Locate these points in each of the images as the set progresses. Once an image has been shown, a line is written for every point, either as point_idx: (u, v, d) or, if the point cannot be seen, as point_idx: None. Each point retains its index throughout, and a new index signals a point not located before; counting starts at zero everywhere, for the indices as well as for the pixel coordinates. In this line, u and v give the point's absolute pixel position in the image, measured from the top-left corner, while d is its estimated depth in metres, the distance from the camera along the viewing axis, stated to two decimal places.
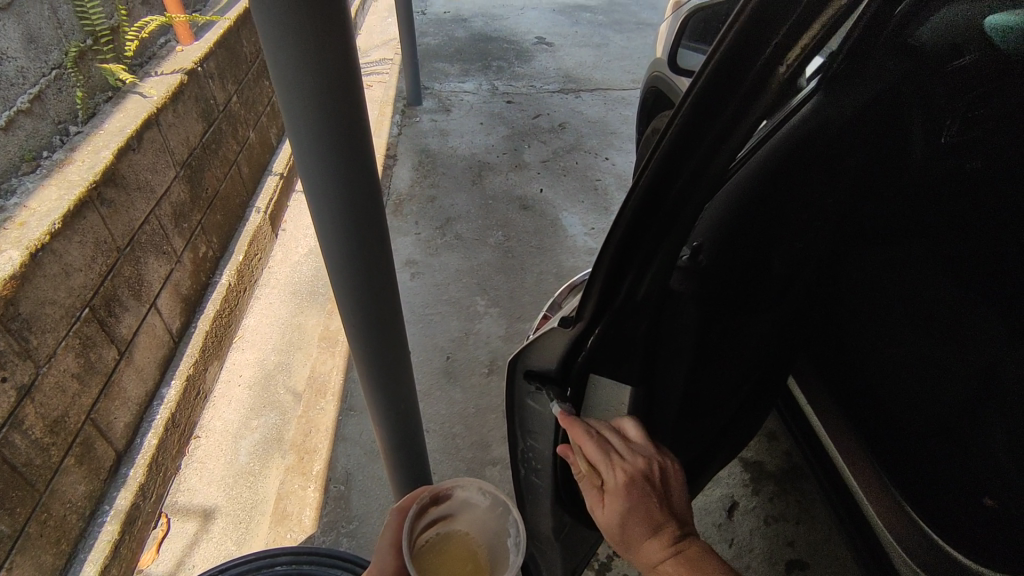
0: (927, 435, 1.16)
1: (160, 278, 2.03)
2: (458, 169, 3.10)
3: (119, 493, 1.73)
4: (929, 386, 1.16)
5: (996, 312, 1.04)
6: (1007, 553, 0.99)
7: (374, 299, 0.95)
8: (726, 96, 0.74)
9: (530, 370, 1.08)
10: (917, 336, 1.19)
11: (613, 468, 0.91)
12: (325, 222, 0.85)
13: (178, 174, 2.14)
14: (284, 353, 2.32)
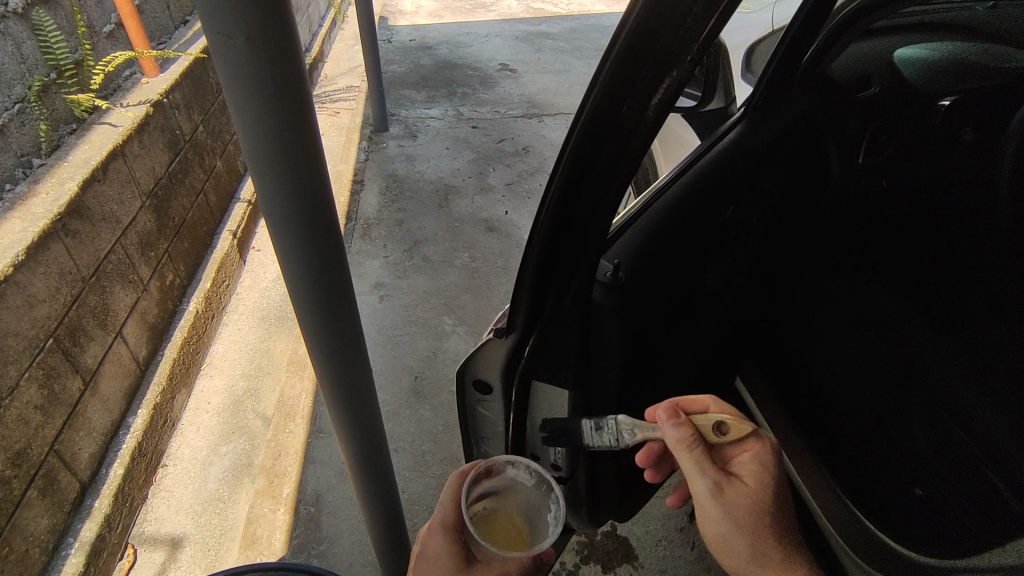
0: (859, 432, 1.23)
1: (126, 307, 2.04)
2: (425, 192, 3.17)
3: (83, 525, 1.71)
4: (858, 383, 1.29)
5: (914, 305, 1.31)
6: (923, 532, 1.02)
7: (335, 321, 0.99)
8: (619, 109, 0.78)
9: (476, 380, 1.11)
10: (849, 339, 1.35)
11: (747, 448, 0.89)
12: (284, 246, 0.87)
13: (143, 204, 2.16)
14: (253, 378, 2.33)
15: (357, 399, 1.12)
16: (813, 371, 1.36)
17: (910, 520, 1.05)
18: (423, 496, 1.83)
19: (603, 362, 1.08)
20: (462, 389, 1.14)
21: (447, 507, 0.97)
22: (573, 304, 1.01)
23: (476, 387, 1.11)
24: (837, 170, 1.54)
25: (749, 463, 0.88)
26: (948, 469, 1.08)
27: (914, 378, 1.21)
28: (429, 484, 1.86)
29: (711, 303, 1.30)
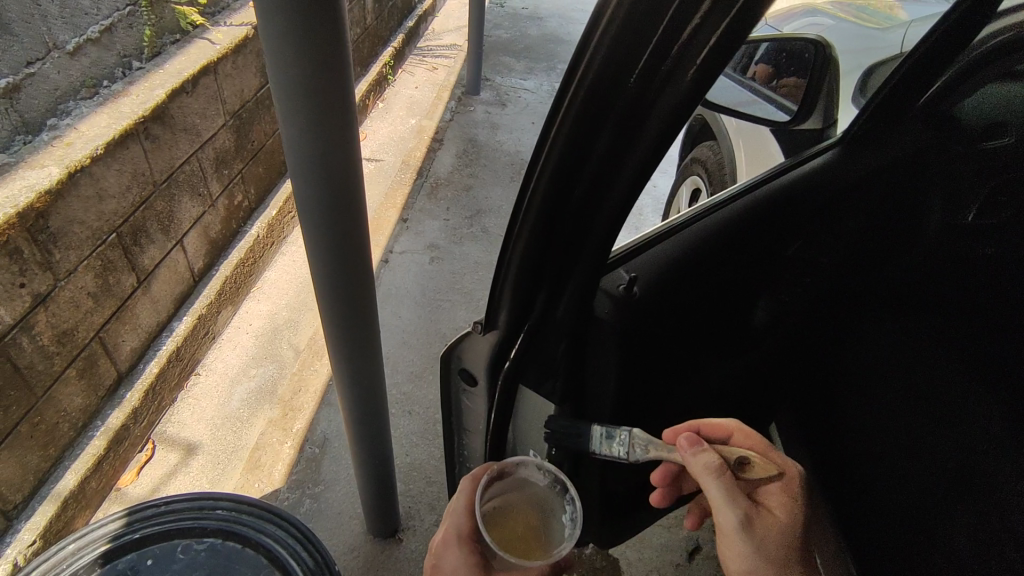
0: (903, 522, 1.00)
1: (191, 218, 2.12)
2: (500, 163, 3.11)
3: (112, 412, 1.82)
4: (900, 464, 1.06)
5: (982, 388, 1.04)
6: None
7: (347, 274, 0.95)
8: (613, 99, 0.69)
9: (462, 369, 0.99)
10: (900, 407, 1.11)
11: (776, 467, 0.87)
12: (302, 185, 0.84)
13: (226, 123, 2.22)
14: (295, 311, 2.39)
15: (362, 358, 1.09)
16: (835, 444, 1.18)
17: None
18: (425, 464, 1.82)
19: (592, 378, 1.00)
20: (447, 377, 1.03)
21: (461, 517, 0.92)
22: (568, 307, 0.93)
23: (463, 377, 1.00)
24: (935, 224, 1.30)
25: (774, 492, 0.87)
26: None
27: (965, 476, 0.97)
28: (434, 454, 1.84)
29: (734, 335, 1.21)
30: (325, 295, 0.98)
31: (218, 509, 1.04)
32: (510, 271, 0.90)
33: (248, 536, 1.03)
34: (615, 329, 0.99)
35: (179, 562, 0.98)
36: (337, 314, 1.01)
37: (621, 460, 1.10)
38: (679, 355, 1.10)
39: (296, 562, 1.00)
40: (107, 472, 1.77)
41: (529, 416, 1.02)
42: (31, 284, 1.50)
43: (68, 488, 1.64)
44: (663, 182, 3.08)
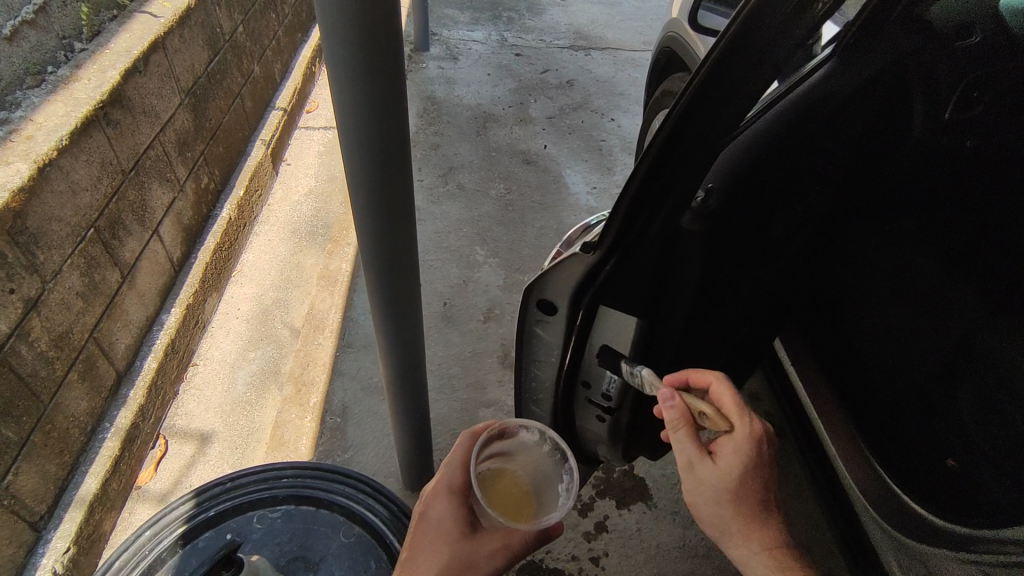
0: (907, 402, 1.31)
1: (163, 206, 2.04)
2: (463, 118, 3.07)
3: (119, 412, 1.77)
4: (905, 353, 1.32)
5: (973, 284, 1.19)
6: (946, 501, 1.18)
7: (388, 217, 0.99)
8: (756, 36, 0.84)
9: (543, 301, 1.10)
10: (902, 309, 1.33)
11: (743, 418, 0.99)
12: (347, 123, 0.87)
13: (182, 101, 2.12)
14: (282, 289, 2.34)
15: (403, 308, 1.14)
16: (858, 336, 1.44)
17: (937, 495, 1.20)
18: (447, 418, 1.86)
19: (676, 296, 1.09)
20: (526, 308, 1.14)
21: (455, 469, 1.00)
22: (660, 232, 1.01)
23: (540, 307, 1.12)
24: (919, 124, 1.29)
25: (727, 443, 0.97)
26: (997, 452, 1.11)
27: (965, 352, 1.19)
28: (453, 407, 1.89)
29: (753, 256, 1.21)
30: (366, 236, 1.02)
31: (283, 477, 1.16)
32: (618, 211, 1.00)
33: (320, 497, 1.16)
34: (700, 239, 1.06)
35: (258, 528, 1.12)
36: (381, 259, 1.05)
37: (672, 377, 1.24)
38: (728, 272, 1.18)
39: (370, 512, 1.13)
40: (126, 472, 1.75)
41: (608, 337, 1.12)
42: (21, 289, 1.43)
43: (93, 491, 1.61)
44: (627, 121, 3.11)
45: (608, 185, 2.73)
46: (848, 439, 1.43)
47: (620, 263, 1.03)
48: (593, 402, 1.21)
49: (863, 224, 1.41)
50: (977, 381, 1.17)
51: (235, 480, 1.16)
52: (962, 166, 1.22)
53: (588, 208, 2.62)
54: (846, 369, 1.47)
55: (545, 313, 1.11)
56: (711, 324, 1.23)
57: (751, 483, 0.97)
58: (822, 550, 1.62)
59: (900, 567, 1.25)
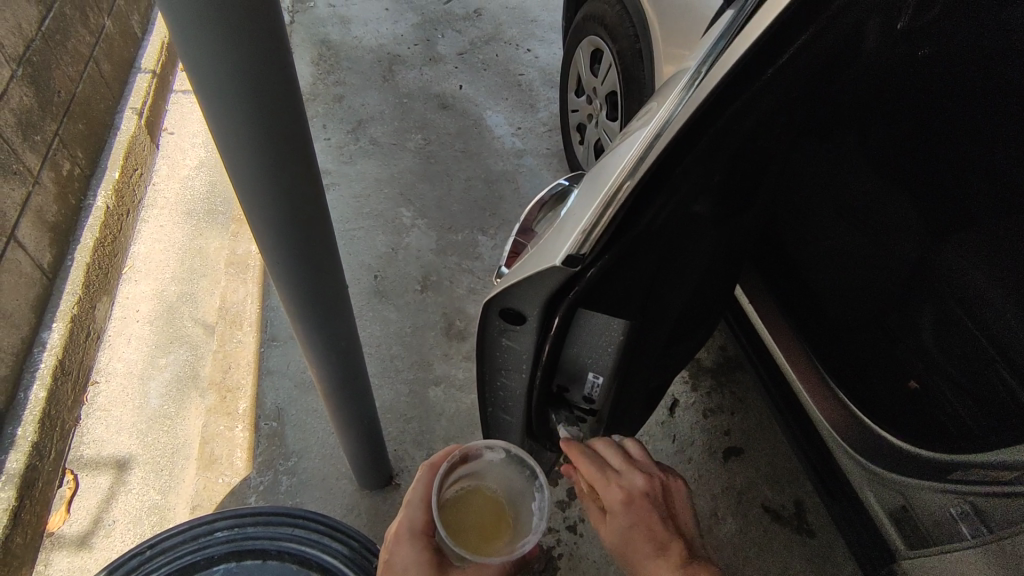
0: (857, 326, 1.30)
1: (15, 205, 1.71)
2: (365, 63, 2.75)
3: (9, 455, 1.53)
4: (856, 284, 1.29)
5: (913, 208, 1.19)
6: (903, 422, 1.17)
7: (294, 202, 0.81)
8: (778, 48, 0.83)
9: (506, 312, 0.97)
10: (853, 238, 1.28)
11: (609, 484, 0.94)
12: (218, 99, 0.67)
13: (13, 73, 1.76)
14: (185, 282, 2.06)
15: (329, 302, 1.00)
16: (814, 271, 1.36)
17: (898, 415, 1.19)
18: (396, 404, 1.72)
19: (673, 286, 0.99)
20: (489, 318, 1.00)
21: (416, 510, 0.94)
22: (668, 216, 0.89)
23: (505, 317, 0.98)
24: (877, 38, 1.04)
25: (611, 520, 0.92)
26: (963, 369, 1.12)
27: (923, 272, 1.19)
28: (401, 390, 1.75)
29: (743, 209, 1.01)
30: (263, 227, 0.84)
31: (218, 530, 1.15)
32: (616, 209, 0.84)
33: (265, 548, 1.15)
34: (708, 224, 0.96)
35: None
36: (292, 252, 0.88)
37: (661, 361, 1.13)
38: (716, 233, 0.99)
39: (326, 553, 1.15)
40: (31, 521, 1.52)
41: (586, 336, 0.99)
42: None
43: None
44: (544, 51, 2.89)
45: (533, 124, 2.54)
46: (806, 367, 1.35)
47: (612, 265, 0.89)
48: (571, 403, 1.11)
49: (818, 164, 1.30)
50: (939, 298, 1.17)
51: (154, 547, 1.13)
52: (937, 85, 1.10)
53: (515, 151, 2.44)
54: (792, 301, 1.40)
55: (512, 324, 0.97)
56: (697, 307, 1.12)
57: (641, 549, 0.89)
58: (788, 478, 1.64)
59: (878, 499, 1.21)
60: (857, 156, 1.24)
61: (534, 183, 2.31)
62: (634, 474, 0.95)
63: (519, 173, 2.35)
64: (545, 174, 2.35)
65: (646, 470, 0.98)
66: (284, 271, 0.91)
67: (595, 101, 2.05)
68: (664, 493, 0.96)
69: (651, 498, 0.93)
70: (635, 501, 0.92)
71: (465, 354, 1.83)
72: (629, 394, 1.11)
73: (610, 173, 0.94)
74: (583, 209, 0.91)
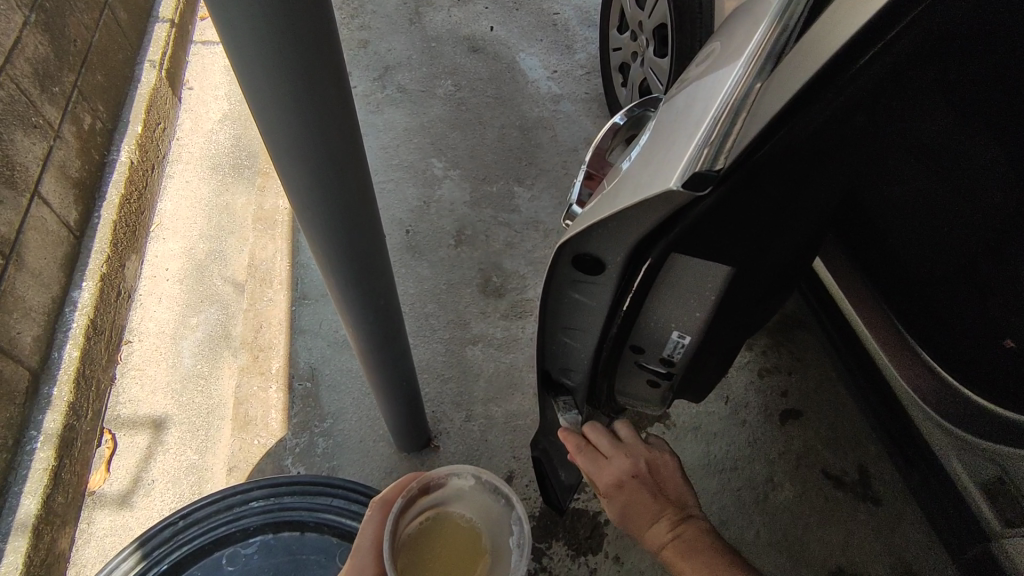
0: (944, 280, 1.11)
1: (37, 159, 1.66)
2: (391, 5, 2.59)
3: (45, 416, 1.51)
4: (944, 233, 1.09)
5: (999, 147, 0.95)
6: (1006, 386, 1.02)
7: (324, 131, 0.71)
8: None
9: (581, 259, 0.87)
10: (937, 184, 1.07)
11: (600, 473, 1.00)
12: (234, 17, 0.57)
13: (25, 20, 1.68)
14: (213, 239, 2.00)
15: (365, 256, 0.90)
16: (892, 220, 1.18)
17: (991, 377, 1.04)
18: (433, 363, 1.65)
19: (779, 244, 0.85)
20: (558, 266, 0.90)
21: (367, 554, 0.96)
22: (804, 144, 0.73)
23: (579, 265, 0.88)
24: None
25: (609, 504, 0.99)
26: None
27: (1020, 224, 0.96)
28: (438, 349, 1.67)
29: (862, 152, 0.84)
30: (291, 171, 0.74)
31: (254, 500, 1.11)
32: (737, 125, 0.69)
33: (303, 519, 1.12)
34: (833, 172, 0.80)
35: (232, 567, 1.08)
36: (322, 202, 0.79)
37: (745, 324, 1.01)
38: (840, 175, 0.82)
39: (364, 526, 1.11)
40: (72, 480, 1.51)
41: (678, 287, 0.88)
42: None
43: (34, 513, 1.39)
44: None
45: (570, 67, 2.37)
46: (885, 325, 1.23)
47: (722, 205, 0.76)
48: (646, 367, 1.02)
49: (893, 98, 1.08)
50: None
51: (187, 518, 1.10)
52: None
53: (552, 96, 2.28)
54: (872, 249, 1.24)
55: (588, 272, 0.88)
56: (795, 268, 1.00)
57: (639, 524, 0.97)
58: (851, 443, 1.53)
59: (965, 466, 1.11)
60: (939, 93, 1.01)
61: (572, 131, 2.16)
62: (622, 460, 1.00)
63: (556, 120, 2.20)
64: (583, 121, 2.20)
65: (634, 452, 1.03)
66: (314, 215, 0.81)
67: (641, 36, 1.88)
68: (651, 471, 1.01)
69: (640, 479, 0.99)
70: (624, 483, 0.98)
71: (503, 313, 1.74)
72: (707, 355, 1.02)
73: (708, 92, 0.80)
74: (682, 132, 0.77)
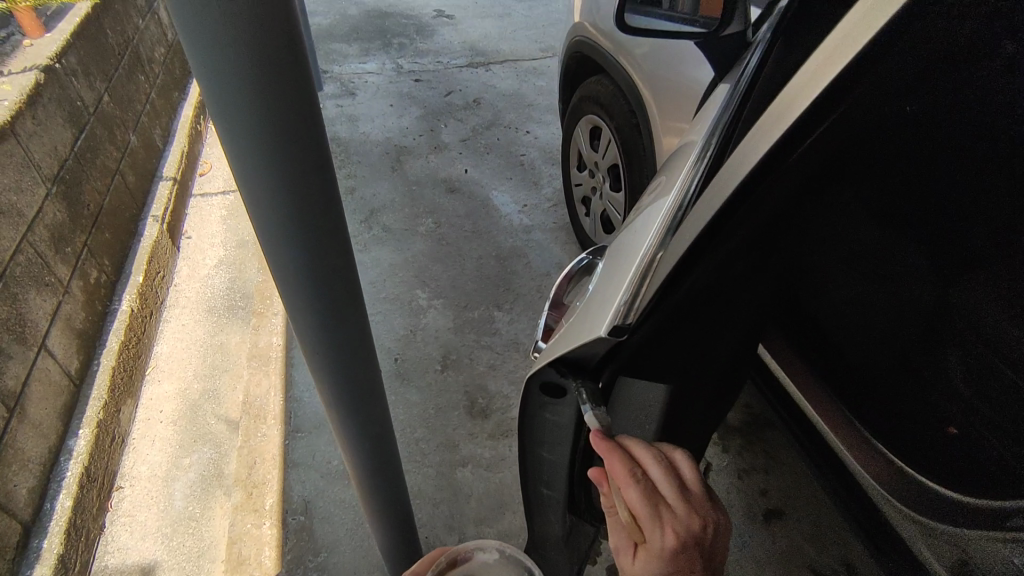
0: (881, 369, 1.28)
1: (46, 315, 1.77)
2: (374, 155, 2.89)
3: (34, 571, 1.49)
4: (875, 327, 1.29)
5: (919, 252, 1.20)
6: (955, 465, 1.13)
7: (326, 287, 0.84)
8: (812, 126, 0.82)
9: (548, 385, 0.99)
10: (866, 284, 1.29)
11: (659, 526, 0.72)
12: (257, 205, 0.72)
13: (48, 192, 1.87)
14: (207, 379, 2.08)
15: (362, 389, 1.01)
16: (830, 317, 1.37)
17: (937, 457, 1.16)
18: (425, 488, 1.69)
19: (711, 345, 1.00)
20: (528, 390, 1.01)
21: None
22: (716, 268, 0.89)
23: (546, 391, 1.00)
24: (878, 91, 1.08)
25: (648, 566, 0.72)
26: (999, 411, 1.09)
27: (943, 318, 1.18)
28: (429, 473, 1.72)
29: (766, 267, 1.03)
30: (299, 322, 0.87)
31: None
32: (651, 283, 0.88)
33: None
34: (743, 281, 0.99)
35: None
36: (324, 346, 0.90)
37: (700, 422, 1.12)
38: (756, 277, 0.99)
39: None
40: None
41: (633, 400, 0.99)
42: None
43: None
44: (543, 132, 3.04)
45: (538, 200, 2.64)
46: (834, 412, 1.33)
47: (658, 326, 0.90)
48: None
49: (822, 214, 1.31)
50: (962, 341, 1.15)
51: None
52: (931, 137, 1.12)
53: (523, 227, 2.51)
54: (812, 343, 1.41)
55: (554, 395, 0.99)
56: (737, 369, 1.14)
57: None
58: (835, 539, 1.57)
59: (933, 551, 1.10)
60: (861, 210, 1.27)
61: (544, 257, 2.37)
62: (687, 519, 0.73)
63: (529, 248, 2.41)
64: (554, 247, 2.41)
65: (701, 509, 0.76)
66: (319, 355, 0.93)
67: (598, 174, 2.14)
68: (716, 541, 0.74)
69: (702, 548, 0.72)
70: (686, 549, 0.71)
71: (489, 432, 1.81)
72: None
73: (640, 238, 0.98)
74: (619, 278, 0.94)
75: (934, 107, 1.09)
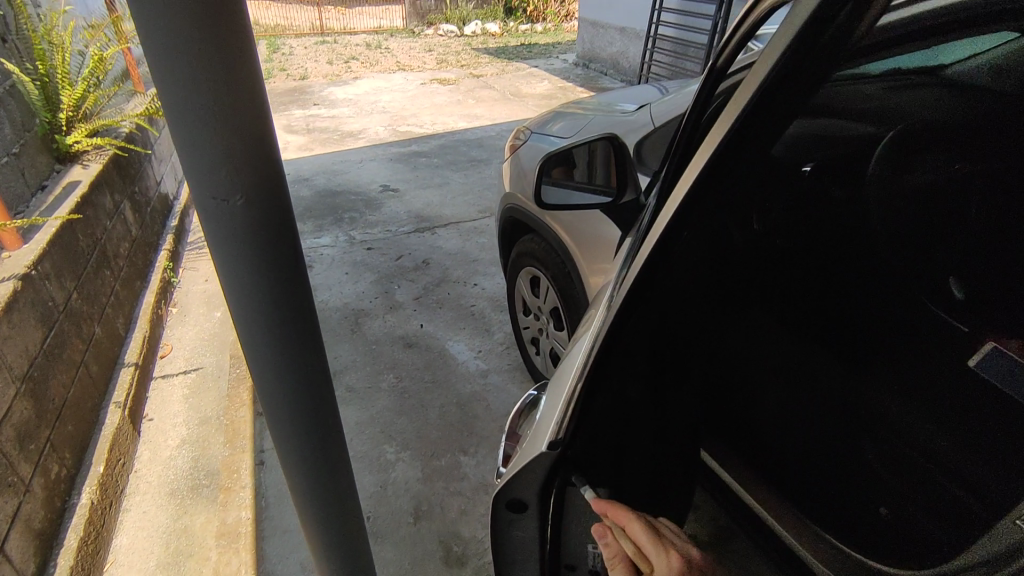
0: (805, 461, 1.43)
1: (6, 517, 1.74)
2: (334, 321, 3.07)
3: None
4: (791, 421, 1.48)
5: (830, 354, 1.48)
6: (885, 541, 1.22)
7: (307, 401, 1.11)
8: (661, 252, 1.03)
9: (511, 502, 1.17)
10: (784, 385, 1.53)
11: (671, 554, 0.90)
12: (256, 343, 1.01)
13: (17, 391, 1.92)
14: (171, 566, 2.01)
15: None
16: (765, 422, 1.53)
17: (870, 535, 1.25)
18: None
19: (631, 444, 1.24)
20: (496, 511, 1.19)
21: None
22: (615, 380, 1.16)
23: (511, 508, 1.18)
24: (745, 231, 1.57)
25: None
26: (906, 488, 1.24)
27: (855, 417, 1.39)
28: None
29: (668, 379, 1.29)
30: None
31: None
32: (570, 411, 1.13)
33: None
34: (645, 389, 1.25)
35: None
36: None
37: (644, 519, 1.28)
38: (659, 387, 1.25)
39: None
40: None
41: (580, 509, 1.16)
42: None
43: None
44: (489, 283, 3.33)
45: (491, 345, 2.83)
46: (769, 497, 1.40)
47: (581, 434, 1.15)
48: None
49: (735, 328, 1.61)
50: (877, 436, 1.33)
51: None
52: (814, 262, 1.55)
53: (480, 371, 2.67)
54: (746, 443, 1.53)
55: (517, 511, 1.17)
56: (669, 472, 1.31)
57: None
58: None
59: None
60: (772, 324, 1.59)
61: (503, 397, 2.51)
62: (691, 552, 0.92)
63: (487, 391, 2.55)
64: (511, 387, 2.56)
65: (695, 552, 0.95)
66: None
67: (542, 317, 2.37)
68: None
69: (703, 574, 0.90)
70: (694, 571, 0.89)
71: None
72: None
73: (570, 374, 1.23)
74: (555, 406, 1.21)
75: (797, 241, 1.59)
